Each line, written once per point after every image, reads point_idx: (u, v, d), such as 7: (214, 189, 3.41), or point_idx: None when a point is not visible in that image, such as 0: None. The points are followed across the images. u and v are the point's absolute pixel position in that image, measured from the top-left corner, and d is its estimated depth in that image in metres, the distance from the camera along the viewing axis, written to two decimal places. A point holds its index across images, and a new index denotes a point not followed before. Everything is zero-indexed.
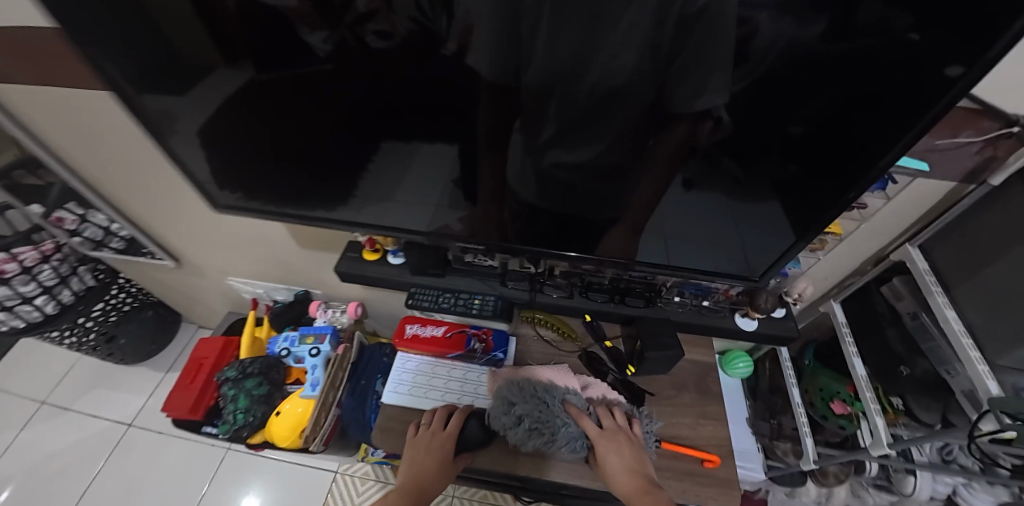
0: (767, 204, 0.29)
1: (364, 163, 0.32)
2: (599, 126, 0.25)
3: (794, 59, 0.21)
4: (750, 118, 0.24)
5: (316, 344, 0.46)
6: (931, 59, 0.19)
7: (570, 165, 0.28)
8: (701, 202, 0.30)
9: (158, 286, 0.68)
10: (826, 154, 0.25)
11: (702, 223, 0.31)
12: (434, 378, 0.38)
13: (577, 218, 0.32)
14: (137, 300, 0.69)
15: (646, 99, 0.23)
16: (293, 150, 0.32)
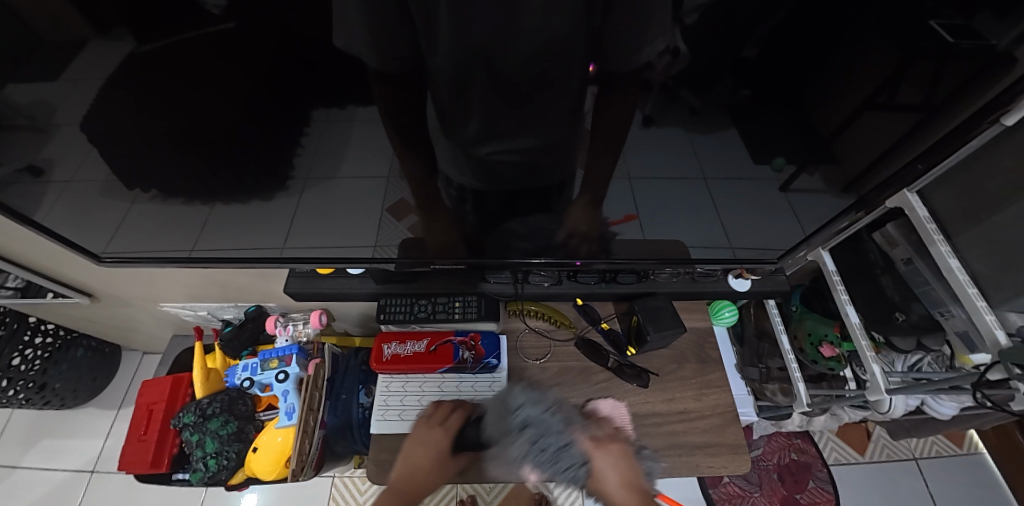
0: (727, 129, 0.47)
1: (359, 96, 0.43)
2: (549, 90, 0.41)
3: (717, 10, 0.36)
4: (704, 52, 0.39)
5: (279, 366, 0.71)
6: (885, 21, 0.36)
7: (512, 147, 0.48)
8: (659, 151, 0.50)
9: (87, 313, 0.89)
10: (775, 83, 0.42)
11: (674, 154, 0.50)
12: (428, 383, 0.68)
13: (530, 182, 0.53)
14: (56, 339, 0.93)
15: (587, 47, 0.39)
16: (287, 101, 0.44)
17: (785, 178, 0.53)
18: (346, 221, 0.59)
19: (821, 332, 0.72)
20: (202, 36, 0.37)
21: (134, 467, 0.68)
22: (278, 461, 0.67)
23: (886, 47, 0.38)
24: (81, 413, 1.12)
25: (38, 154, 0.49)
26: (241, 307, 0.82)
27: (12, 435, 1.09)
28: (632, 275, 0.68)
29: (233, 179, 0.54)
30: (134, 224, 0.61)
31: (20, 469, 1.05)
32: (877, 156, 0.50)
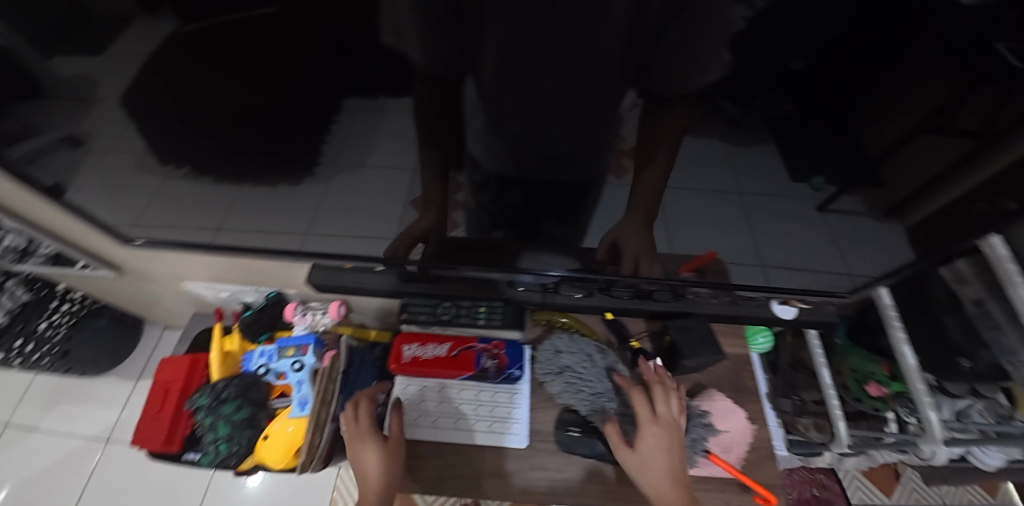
0: (762, 145, 0.44)
1: (391, 86, 0.42)
2: (580, 93, 0.40)
3: (768, 17, 0.34)
4: (749, 61, 0.37)
5: (295, 355, 0.70)
6: (946, 36, 0.34)
7: (536, 146, 0.46)
8: (695, 163, 0.47)
9: (116, 286, 0.92)
10: (820, 97, 0.40)
11: (724, 168, 0.47)
12: (445, 389, 0.67)
13: (555, 182, 0.51)
14: (82, 307, 0.96)
15: (627, 49, 0.37)
16: (318, 87, 0.43)
17: (822, 197, 0.49)
18: (377, 218, 0.59)
19: (867, 369, 0.73)
20: (243, 18, 0.38)
21: (148, 444, 0.69)
22: (288, 451, 0.68)
23: (948, 65, 0.35)
24: (102, 382, 1.16)
25: (80, 124, 0.50)
26: (262, 293, 0.83)
27: (34, 398, 1.14)
28: (667, 292, 0.67)
29: (261, 164, 0.54)
30: (165, 201, 0.62)
31: (37, 433, 1.09)
32: (918, 186, 0.46)
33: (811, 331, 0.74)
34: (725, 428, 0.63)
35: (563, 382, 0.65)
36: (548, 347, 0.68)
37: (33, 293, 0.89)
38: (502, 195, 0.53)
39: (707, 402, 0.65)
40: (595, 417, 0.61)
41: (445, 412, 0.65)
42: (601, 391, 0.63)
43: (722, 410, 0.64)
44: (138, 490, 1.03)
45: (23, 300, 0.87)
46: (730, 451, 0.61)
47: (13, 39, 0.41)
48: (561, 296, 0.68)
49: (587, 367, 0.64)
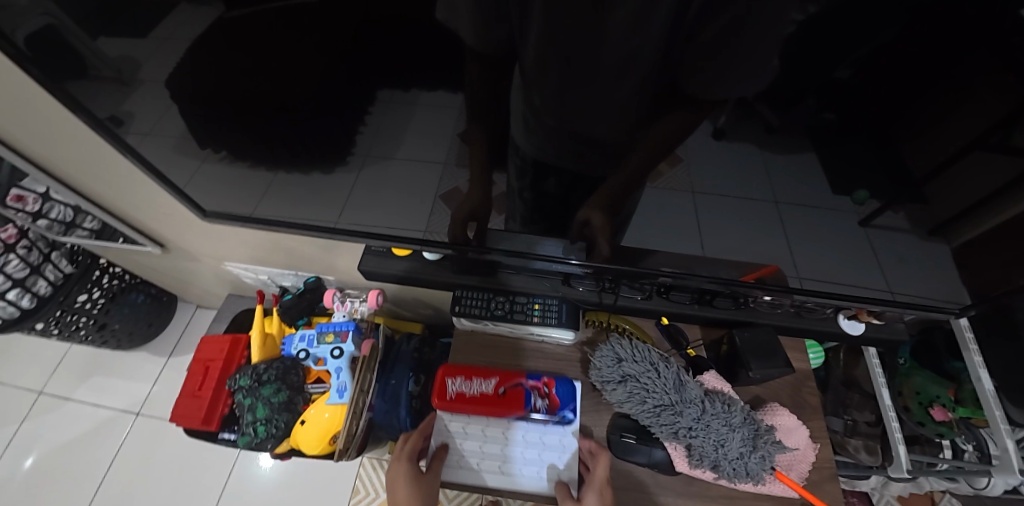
0: (802, 154, 0.42)
1: (426, 77, 0.42)
2: (611, 90, 0.38)
3: (813, 21, 0.31)
4: (788, 69, 0.35)
5: (335, 341, 0.70)
6: (1009, 52, 0.30)
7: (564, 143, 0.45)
8: (747, 170, 0.44)
9: (155, 262, 0.94)
10: (863, 111, 0.37)
11: (787, 175, 0.44)
12: (491, 427, 0.62)
13: (584, 181, 0.50)
14: (120, 282, 0.99)
15: (663, 55, 0.35)
16: (354, 78, 0.43)
17: (865, 212, 0.46)
18: (425, 209, 0.59)
19: (931, 392, 0.69)
20: (280, 7, 0.38)
21: (186, 422, 0.71)
22: (323, 437, 0.69)
23: (1007, 83, 0.32)
24: (135, 357, 1.18)
25: (121, 107, 0.51)
26: (302, 276, 0.84)
27: (69, 368, 1.17)
28: (729, 300, 0.67)
29: (302, 149, 0.54)
30: (203, 183, 0.63)
31: (71, 402, 1.13)
32: (966, 207, 0.42)
33: (870, 348, 0.73)
34: (790, 445, 0.60)
35: (623, 392, 0.61)
36: (607, 354, 0.63)
37: (76, 266, 0.89)
38: (535, 188, 0.53)
39: (768, 416, 0.62)
40: (661, 429, 0.59)
41: (493, 437, 0.62)
42: (667, 403, 0.59)
43: (787, 426, 0.61)
44: (163, 462, 1.05)
45: (68, 272, 0.87)
46: (793, 468, 0.59)
47: (61, 22, 0.42)
48: (618, 297, 0.68)
49: (652, 378, 0.60)
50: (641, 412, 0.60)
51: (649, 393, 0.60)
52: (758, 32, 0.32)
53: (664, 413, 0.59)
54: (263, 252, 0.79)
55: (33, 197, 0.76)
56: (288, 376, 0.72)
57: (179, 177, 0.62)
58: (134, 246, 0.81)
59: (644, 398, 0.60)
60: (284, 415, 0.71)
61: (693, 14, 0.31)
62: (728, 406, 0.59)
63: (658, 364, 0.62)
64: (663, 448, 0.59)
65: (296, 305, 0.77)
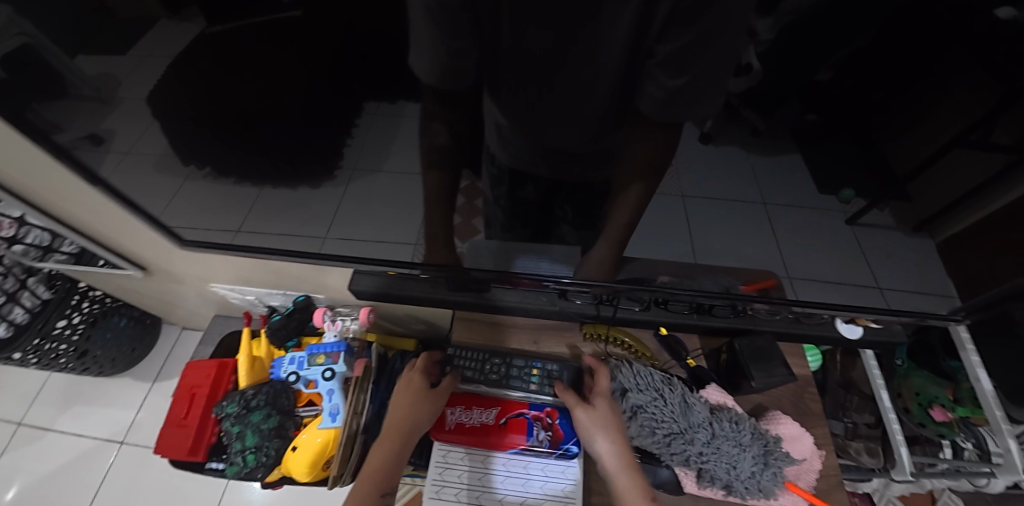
0: (787, 155, 0.42)
1: (412, 89, 0.41)
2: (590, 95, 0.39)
3: (798, 19, 0.33)
4: (774, 67, 0.35)
5: (326, 362, 0.69)
6: (988, 54, 0.31)
7: (548, 146, 0.46)
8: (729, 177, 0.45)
9: (134, 286, 0.92)
10: (847, 108, 0.38)
11: (770, 182, 0.45)
12: (489, 460, 0.63)
13: (561, 186, 0.51)
14: (101, 306, 0.96)
15: (638, 59, 0.36)
16: (340, 90, 0.43)
17: (851, 210, 0.46)
18: (411, 227, 0.58)
19: (930, 393, 0.70)
20: (270, 20, 0.39)
21: (172, 453, 0.70)
22: (314, 463, 0.67)
23: (986, 83, 0.33)
24: (117, 383, 1.15)
25: (100, 125, 0.50)
26: (289, 296, 0.82)
27: (49, 396, 1.13)
28: (727, 308, 0.65)
29: (287, 166, 0.53)
30: (185, 201, 0.61)
31: (51, 432, 1.09)
32: (947, 203, 0.42)
33: (866, 351, 0.74)
34: (797, 454, 0.60)
35: (629, 414, 0.61)
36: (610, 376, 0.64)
37: (55, 292, 0.88)
38: (512, 196, 0.53)
39: (772, 425, 0.62)
40: (673, 457, 0.59)
41: (493, 468, 0.63)
42: (677, 431, 0.59)
43: (792, 435, 0.61)
44: (148, 493, 1.01)
45: (46, 298, 0.87)
46: (801, 478, 0.59)
47: (39, 42, 0.41)
48: (619, 310, 0.67)
49: (660, 406, 0.60)
50: (647, 434, 0.60)
51: (657, 414, 0.60)
52: (737, 33, 0.33)
53: (670, 435, 0.59)
54: (250, 275, 0.78)
55: (7, 221, 0.74)
56: (279, 396, 0.72)
57: (157, 197, 0.61)
58: (113, 270, 0.79)
59: (651, 421, 0.60)
60: (276, 443, 0.70)
61: (674, 17, 0.32)
62: (736, 424, 0.59)
63: (664, 384, 0.62)
64: (669, 468, 0.60)
65: (280, 328, 0.76)
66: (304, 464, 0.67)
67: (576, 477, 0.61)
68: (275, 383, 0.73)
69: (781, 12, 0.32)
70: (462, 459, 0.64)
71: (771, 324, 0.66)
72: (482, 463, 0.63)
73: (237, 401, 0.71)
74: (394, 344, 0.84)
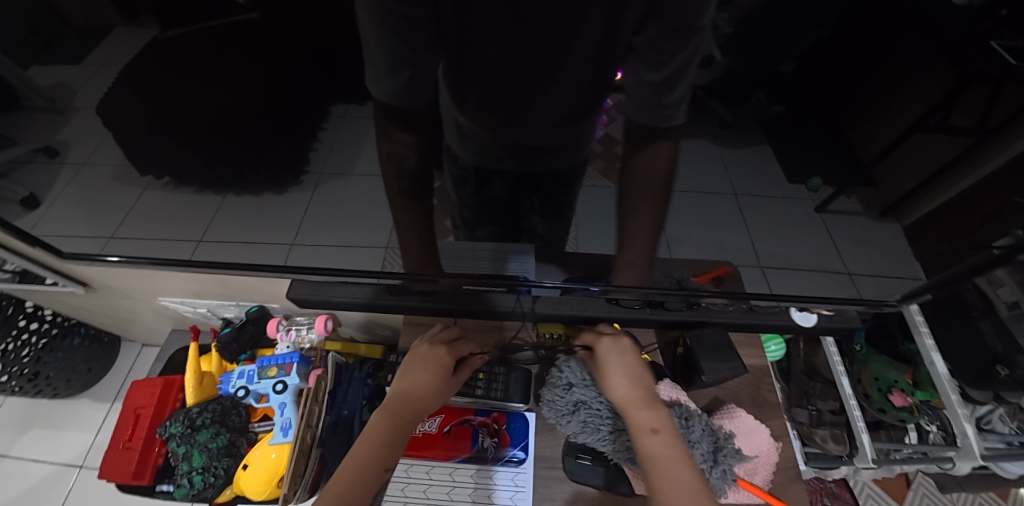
0: (756, 146, 0.42)
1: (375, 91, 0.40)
2: (551, 92, 0.38)
3: (756, 12, 0.32)
4: (741, 57, 0.35)
5: (278, 375, 0.70)
6: (941, 36, 0.31)
7: (514, 142, 0.45)
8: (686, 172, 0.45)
9: (84, 302, 0.88)
10: (807, 95, 0.38)
11: (729, 178, 0.45)
12: (437, 470, 0.64)
13: (527, 178, 0.51)
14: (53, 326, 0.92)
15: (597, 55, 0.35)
16: (305, 93, 0.42)
17: (819, 199, 0.46)
18: (363, 234, 0.57)
19: (889, 377, 0.71)
20: (224, 24, 0.37)
21: (116, 477, 0.69)
22: (269, 479, 0.68)
23: (943, 69, 0.32)
24: (79, 404, 1.10)
25: (53, 136, 0.48)
26: (243, 308, 0.80)
27: (6, 421, 1.09)
28: (679, 302, 0.65)
29: (246, 173, 0.51)
30: (141, 215, 0.58)
31: (9, 458, 1.04)
32: (910, 188, 0.42)
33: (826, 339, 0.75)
34: (750, 446, 0.61)
35: (579, 416, 0.62)
36: (560, 380, 0.65)
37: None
38: (477, 194, 0.52)
39: (728, 419, 0.64)
40: (618, 454, 0.60)
41: (441, 477, 0.63)
42: (622, 428, 0.61)
43: (744, 428, 0.62)
44: None
45: None
46: (755, 473, 0.60)
47: None
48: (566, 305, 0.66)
49: (604, 402, 0.62)
50: (597, 435, 0.61)
51: (606, 414, 0.62)
52: (696, 28, 0.33)
53: (618, 434, 0.60)
54: (207, 289, 0.76)
55: None
56: (225, 413, 0.70)
57: (109, 210, 0.58)
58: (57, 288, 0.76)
59: (600, 423, 0.61)
60: (227, 460, 0.69)
61: (641, 11, 0.32)
62: (688, 423, 0.59)
63: (610, 383, 0.64)
64: (619, 470, 0.61)
65: (233, 340, 0.75)
66: (259, 479, 0.68)
67: (525, 484, 0.62)
68: (224, 398, 0.72)
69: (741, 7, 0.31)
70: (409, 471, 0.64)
71: (729, 318, 0.65)
72: (428, 474, 0.64)
73: (180, 421, 0.69)
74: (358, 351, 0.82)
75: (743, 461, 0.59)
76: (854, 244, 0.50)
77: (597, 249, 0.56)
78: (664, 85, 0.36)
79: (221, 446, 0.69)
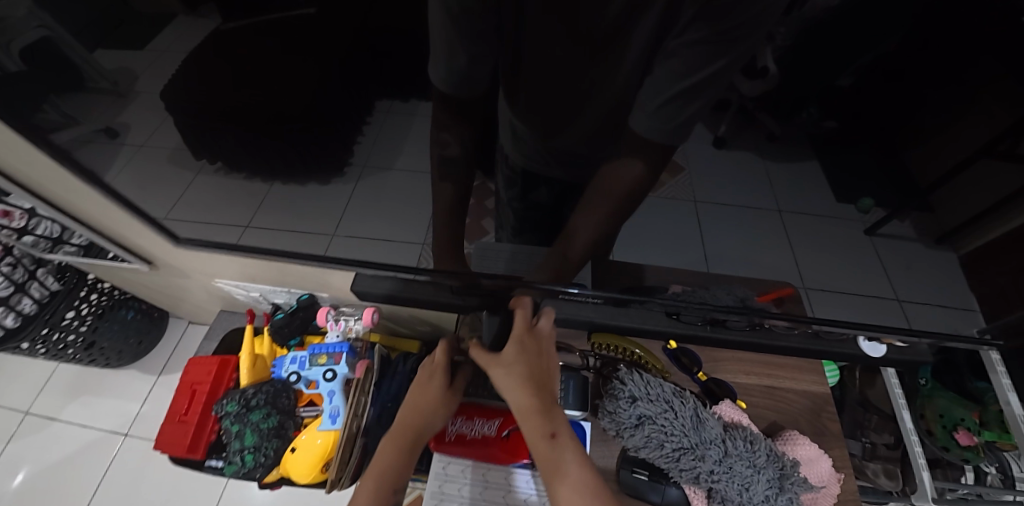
0: (805, 162, 0.40)
1: (423, 88, 0.41)
2: (597, 94, 0.38)
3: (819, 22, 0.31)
4: (791, 68, 0.34)
5: (328, 363, 0.73)
6: (1013, 57, 0.29)
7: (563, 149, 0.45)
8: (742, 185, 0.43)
9: (143, 279, 0.94)
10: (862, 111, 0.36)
11: (782, 194, 0.43)
12: (492, 472, 0.66)
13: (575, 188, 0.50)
14: (109, 299, 0.98)
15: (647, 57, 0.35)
16: (356, 85, 0.43)
17: (871, 220, 0.44)
18: (410, 230, 0.57)
19: (955, 415, 0.66)
20: (283, 18, 0.38)
21: (172, 449, 0.72)
22: (315, 465, 0.69)
23: (1016, 94, 0.31)
24: (123, 375, 1.16)
25: (115, 118, 0.50)
26: (290, 293, 0.82)
27: (56, 386, 1.15)
28: (743, 322, 0.64)
29: (295, 162, 0.53)
30: (196, 199, 0.61)
31: (58, 422, 1.10)
32: (974, 214, 0.40)
33: (888, 369, 0.72)
34: (816, 477, 0.59)
35: (643, 432, 0.61)
36: (623, 394, 0.64)
37: (63, 284, 0.90)
38: (524, 199, 0.52)
39: (790, 446, 0.62)
40: (680, 474, 0.59)
41: (496, 483, 0.65)
42: (687, 446, 0.59)
43: (809, 457, 0.60)
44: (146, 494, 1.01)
45: (54, 289, 0.88)
46: (817, 502, 0.59)
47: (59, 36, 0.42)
48: (620, 319, 0.67)
49: (669, 418, 0.60)
50: (660, 451, 0.60)
51: (669, 431, 0.60)
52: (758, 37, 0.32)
53: (682, 452, 0.59)
54: (252, 275, 0.78)
55: (19, 213, 0.76)
56: (275, 396, 0.73)
57: (164, 194, 0.61)
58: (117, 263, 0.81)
59: (665, 440, 0.60)
60: (278, 443, 0.72)
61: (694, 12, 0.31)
62: (753, 444, 0.59)
63: (677, 398, 0.62)
64: (677, 486, 0.60)
65: (281, 327, 0.77)
66: (309, 467, 0.69)
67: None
68: (278, 383, 0.75)
69: (807, 17, 0.30)
70: (462, 472, 0.66)
71: (793, 347, 0.65)
72: (482, 479, 0.65)
73: (233, 401, 0.73)
74: (399, 346, 0.85)
75: (811, 491, 0.58)
76: (908, 267, 0.47)
77: (642, 260, 0.56)
78: (693, 91, 0.35)
79: (269, 427, 0.72)
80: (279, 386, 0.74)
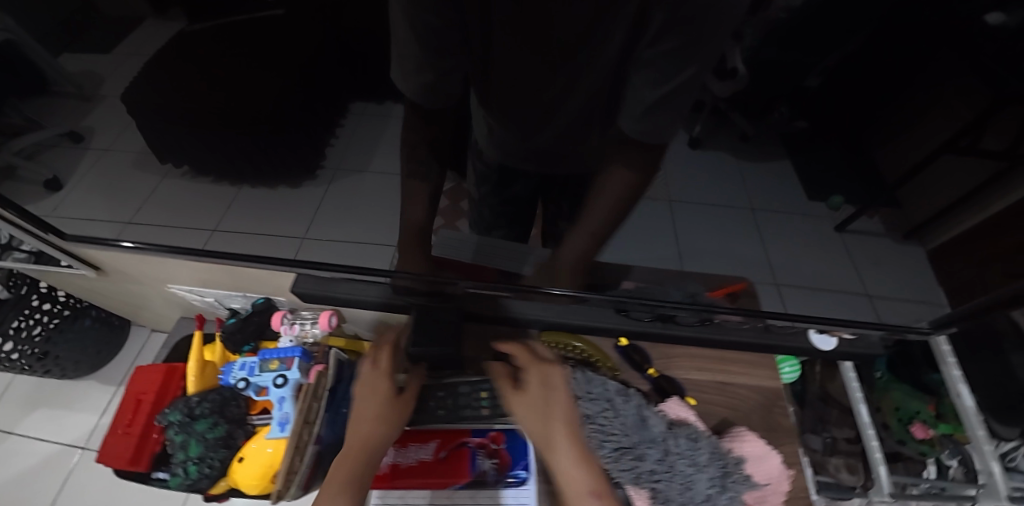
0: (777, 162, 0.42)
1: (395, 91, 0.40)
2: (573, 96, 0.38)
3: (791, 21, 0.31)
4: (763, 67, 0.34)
5: (279, 368, 0.69)
6: (974, 55, 0.30)
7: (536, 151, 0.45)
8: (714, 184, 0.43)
9: (100, 287, 0.91)
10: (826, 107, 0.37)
11: (748, 195, 0.43)
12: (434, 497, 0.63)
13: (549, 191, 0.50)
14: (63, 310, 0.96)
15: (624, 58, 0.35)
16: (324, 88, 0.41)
17: (840, 217, 0.44)
18: (375, 234, 0.56)
19: (910, 408, 0.70)
20: (250, 21, 0.37)
21: (113, 462, 0.69)
22: (263, 474, 0.67)
23: (974, 89, 0.32)
24: (83, 385, 1.12)
25: (87, 120, 0.49)
26: (248, 298, 0.81)
27: (13, 398, 1.11)
28: (692, 317, 0.62)
29: (265, 166, 0.51)
30: (160, 203, 0.59)
31: (13, 435, 1.06)
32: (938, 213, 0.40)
33: (845, 363, 0.72)
34: (761, 472, 0.60)
35: (584, 432, 0.60)
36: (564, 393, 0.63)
37: (12, 292, 0.88)
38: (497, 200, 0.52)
39: (737, 442, 0.62)
40: (621, 474, 0.57)
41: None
42: (627, 445, 0.58)
43: (756, 454, 0.61)
44: None
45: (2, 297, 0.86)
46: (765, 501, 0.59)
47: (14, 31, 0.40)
48: (571, 316, 0.65)
49: (609, 417, 0.60)
50: (600, 452, 0.58)
51: (608, 431, 0.59)
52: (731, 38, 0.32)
53: (622, 452, 0.58)
54: (211, 280, 0.77)
55: None
56: (222, 403, 0.71)
57: (128, 198, 0.59)
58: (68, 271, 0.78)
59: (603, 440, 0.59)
60: (223, 453, 0.69)
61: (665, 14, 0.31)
62: (695, 442, 0.59)
63: (615, 396, 0.62)
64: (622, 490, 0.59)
65: (234, 333, 0.75)
66: (257, 476, 0.67)
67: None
68: (226, 390, 0.72)
69: (778, 17, 0.30)
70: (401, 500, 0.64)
71: (739, 339, 0.64)
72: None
73: (178, 409, 0.70)
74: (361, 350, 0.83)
75: (754, 488, 0.58)
76: (874, 261, 0.47)
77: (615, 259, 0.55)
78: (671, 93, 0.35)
79: (215, 436, 0.69)
80: (224, 394, 0.72)
